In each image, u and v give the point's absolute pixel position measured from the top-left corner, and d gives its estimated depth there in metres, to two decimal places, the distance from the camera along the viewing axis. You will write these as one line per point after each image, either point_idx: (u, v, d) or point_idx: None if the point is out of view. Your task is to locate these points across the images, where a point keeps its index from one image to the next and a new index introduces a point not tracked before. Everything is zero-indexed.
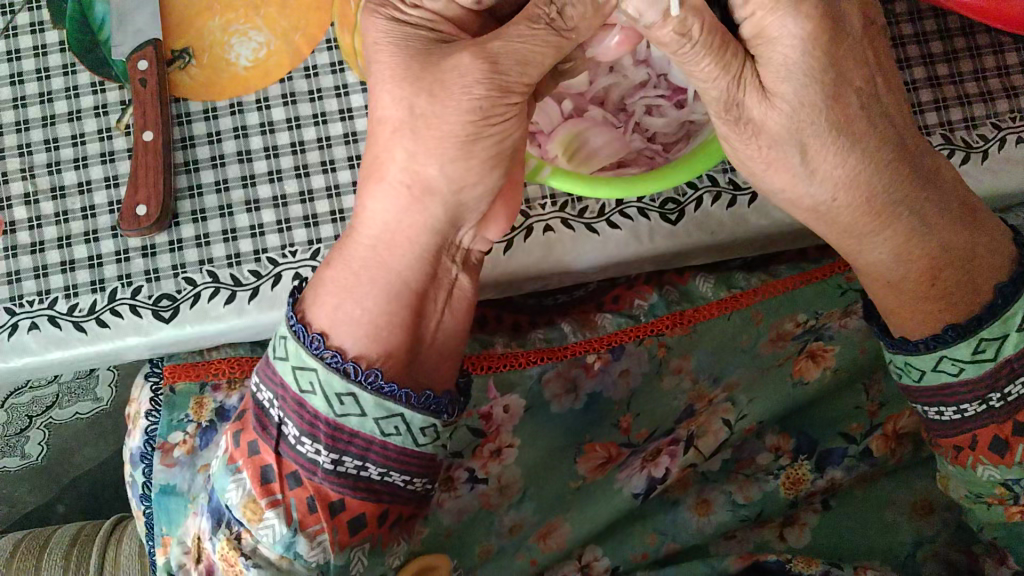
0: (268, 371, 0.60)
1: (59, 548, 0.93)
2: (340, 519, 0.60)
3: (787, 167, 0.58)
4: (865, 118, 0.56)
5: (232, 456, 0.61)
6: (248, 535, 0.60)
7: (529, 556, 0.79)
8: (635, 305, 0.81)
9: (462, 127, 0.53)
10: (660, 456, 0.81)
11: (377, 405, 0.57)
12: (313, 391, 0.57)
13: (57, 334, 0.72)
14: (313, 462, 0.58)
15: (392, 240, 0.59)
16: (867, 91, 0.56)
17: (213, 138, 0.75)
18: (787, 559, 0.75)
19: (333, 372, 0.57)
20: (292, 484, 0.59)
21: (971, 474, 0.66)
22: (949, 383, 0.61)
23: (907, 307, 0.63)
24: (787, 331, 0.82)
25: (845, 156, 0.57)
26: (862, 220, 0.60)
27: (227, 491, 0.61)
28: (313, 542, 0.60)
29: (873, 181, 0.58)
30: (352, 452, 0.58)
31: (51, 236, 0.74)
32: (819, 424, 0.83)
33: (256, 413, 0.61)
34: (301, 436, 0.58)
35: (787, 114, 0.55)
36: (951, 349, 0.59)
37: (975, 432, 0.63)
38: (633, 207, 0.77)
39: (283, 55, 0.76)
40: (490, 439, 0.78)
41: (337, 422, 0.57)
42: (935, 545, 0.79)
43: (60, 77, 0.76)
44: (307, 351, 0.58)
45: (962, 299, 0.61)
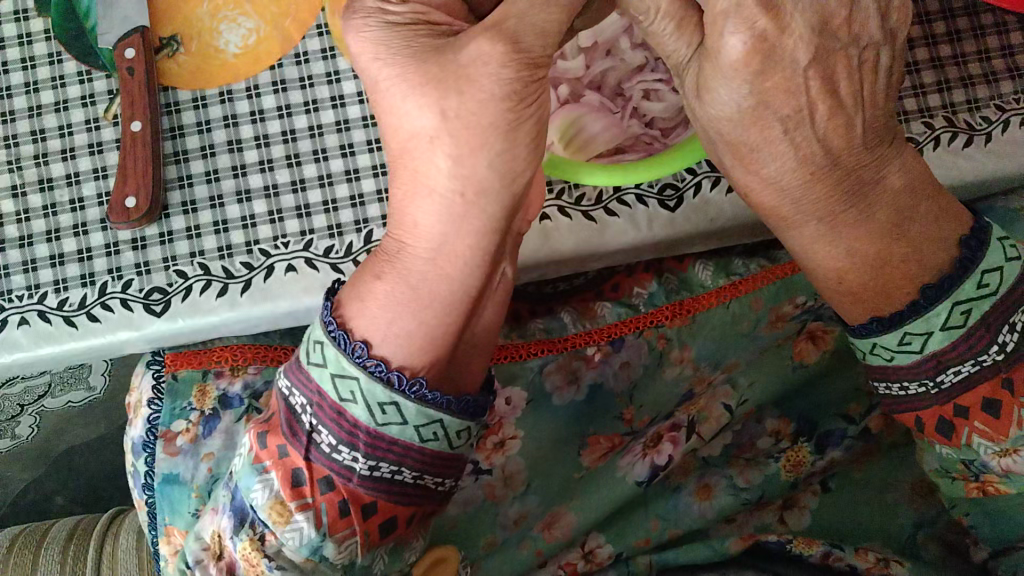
0: (302, 374, 0.58)
1: (56, 541, 0.92)
2: (372, 522, 0.59)
3: (717, 156, 0.60)
4: (783, 138, 0.55)
5: (258, 457, 0.59)
6: (272, 538, 0.58)
7: (534, 547, 0.78)
8: (634, 293, 0.81)
9: (476, 125, 0.52)
10: (662, 443, 0.79)
11: (419, 413, 0.55)
12: (353, 400, 0.55)
13: (47, 329, 0.71)
14: (349, 467, 0.57)
15: (442, 257, 0.57)
16: (794, 118, 0.54)
17: (203, 128, 0.74)
18: (786, 539, 0.76)
19: (376, 381, 0.55)
20: (325, 488, 0.58)
21: (933, 451, 0.64)
22: (884, 366, 0.60)
23: (827, 293, 0.61)
24: (786, 313, 0.81)
25: (756, 164, 0.56)
26: (772, 217, 0.60)
27: (252, 491, 0.58)
28: (341, 545, 0.59)
29: (785, 191, 0.57)
30: (390, 458, 0.57)
31: (39, 230, 0.73)
32: (817, 406, 0.82)
33: (286, 416, 0.58)
34: (337, 444, 0.56)
35: (711, 110, 0.56)
36: (879, 337, 0.59)
37: (919, 413, 0.61)
38: (631, 194, 0.76)
39: (273, 41, 0.75)
40: (493, 431, 0.78)
41: (378, 431, 0.56)
42: (936, 526, 0.78)
43: (45, 67, 0.75)
44: (348, 359, 0.56)
45: (873, 303, 0.59)
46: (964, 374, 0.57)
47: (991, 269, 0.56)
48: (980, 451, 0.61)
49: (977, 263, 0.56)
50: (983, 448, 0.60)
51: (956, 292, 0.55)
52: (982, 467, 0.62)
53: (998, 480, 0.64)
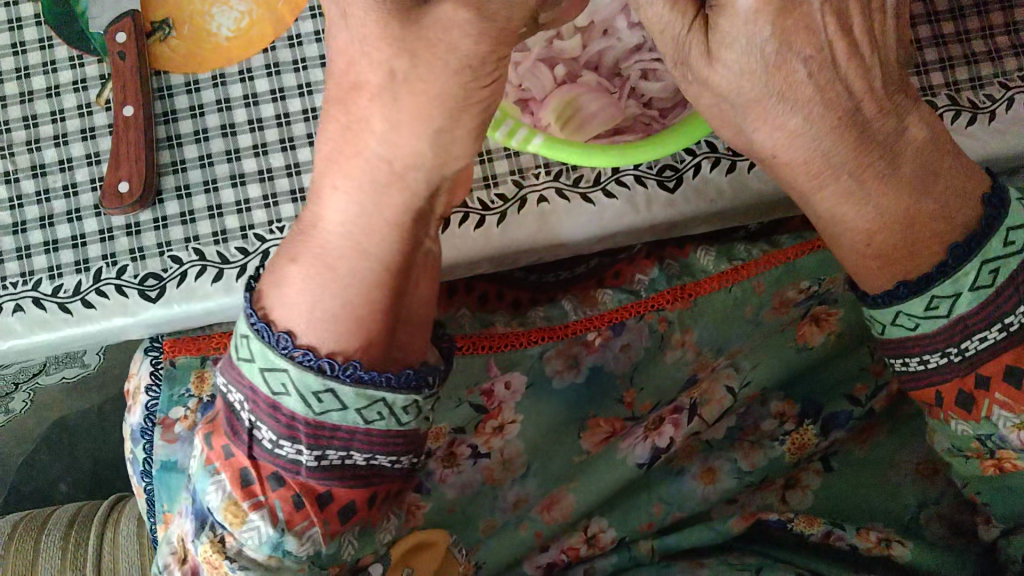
0: (236, 372, 0.56)
1: (57, 528, 0.92)
2: (330, 512, 0.57)
3: (731, 121, 0.56)
4: (811, 86, 0.52)
5: (209, 458, 0.59)
6: (231, 538, 0.57)
7: (533, 528, 0.77)
8: (636, 279, 0.81)
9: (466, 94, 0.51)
10: (663, 425, 0.78)
11: (357, 395, 0.54)
12: (286, 392, 0.54)
13: (42, 316, 0.70)
14: (295, 462, 0.56)
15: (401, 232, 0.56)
16: (820, 60, 0.52)
17: (196, 112, 0.73)
18: (788, 518, 0.76)
19: (306, 370, 0.54)
20: (275, 484, 0.57)
21: (948, 430, 0.63)
22: (905, 338, 0.58)
23: (854, 258, 0.59)
24: (791, 298, 0.81)
25: (783, 118, 0.53)
26: (799, 176, 0.56)
27: (206, 494, 0.58)
28: (303, 538, 0.57)
29: (814, 145, 0.54)
30: (334, 445, 0.55)
31: (33, 216, 0.72)
32: (822, 387, 0.81)
33: (227, 418, 0.58)
34: (278, 440, 0.55)
35: (730, 73, 0.51)
36: (906, 304, 0.57)
37: (938, 388, 0.59)
38: (629, 175, 0.75)
39: (266, 24, 0.74)
40: (490, 416, 0.78)
41: (317, 420, 0.54)
42: (939, 506, 0.77)
43: (36, 52, 0.74)
44: (276, 351, 0.54)
45: (907, 262, 0.57)
46: (990, 341, 0.56)
47: (1016, 226, 0.55)
48: (1000, 425, 0.59)
49: (1002, 220, 0.55)
50: (1002, 421, 0.59)
51: (985, 250, 0.55)
52: (1000, 442, 0.61)
53: (1016, 455, 0.62)
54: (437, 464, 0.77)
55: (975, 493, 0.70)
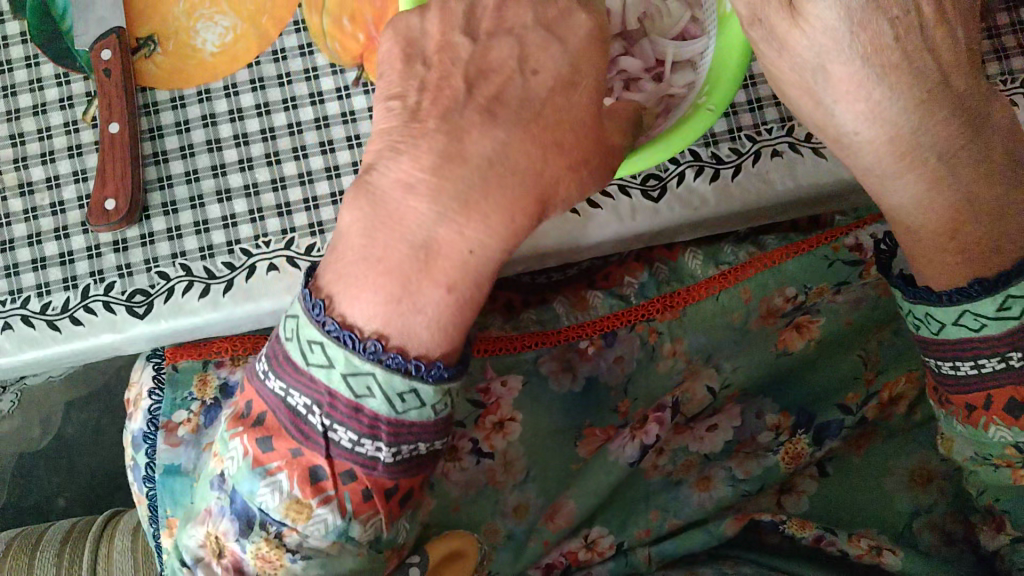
0: (290, 363, 0.55)
1: (51, 545, 0.92)
2: (392, 501, 0.59)
3: (812, 94, 0.59)
4: (897, 49, 0.56)
5: (259, 460, 0.57)
6: (292, 533, 0.58)
7: (541, 538, 0.77)
8: (626, 282, 0.81)
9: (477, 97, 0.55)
10: (648, 424, 0.78)
11: (437, 394, 0.55)
12: (370, 394, 0.54)
13: (30, 334, 0.70)
14: (372, 458, 0.56)
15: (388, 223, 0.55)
16: (903, 21, 0.56)
17: (182, 128, 0.73)
18: (781, 521, 0.77)
19: (393, 372, 0.54)
20: (346, 479, 0.57)
21: (981, 436, 0.63)
22: (969, 339, 0.58)
23: (924, 251, 0.60)
24: (777, 306, 0.80)
25: (866, 86, 0.56)
26: (887, 157, 0.58)
27: (259, 495, 0.57)
28: (366, 525, 0.59)
29: (898, 119, 0.56)
30: (412, 439, 0.56)
31: (21, 234, 0.72)
32: (817, 397, 0.81)
33: (289, 418, 0.56)
34: (359, 438, 0.55)
35: (815, 35, 0.56)
36: (976, 304, 0.56)
37: (991, 392, 0.59)
38: (614, 185, 0.75)
39: (251, 39, 0.74)
40: (490, 412, 0.77)
41: (398, 419, 0.55)
42: (932, 515, 0.78)
43: (23, 70, 0.74)
44: (360, 356, 0.53)
45: (989, 258, 0.57)
46: None
47: None
48: None
49: None
50: (1000, 435, 0.62)
51: None
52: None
53: None
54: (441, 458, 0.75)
55: (993, 501, 0.70)
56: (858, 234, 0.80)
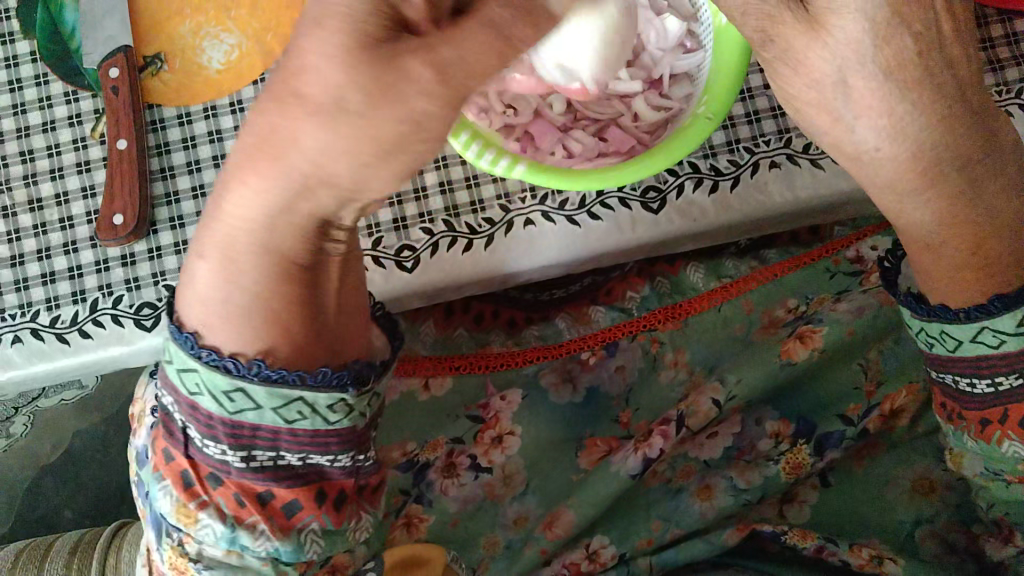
0: (166, 375, 0.57)
1: (59, 557, 0.93)
2: (274, 508, 0.58)
3: (829, 110, 0.52)
4: (919, 65, 0.50)
5: (156, 465, 0.60)
6: (190, 540, 0.59)
7: (538, 546, 0.77)
8: (628, 297, 0.85)
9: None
10: (653, 437, 0.77)
11: (270, 395, 0.53)
12: (201, 392, 0.54)
13: (40, 347, 0.71)
14: (223, 462, 0.56)
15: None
16: (926, 37, 0.49)
17: (189, 143, 0.75)
18: (781, 531, 0.76)
19: (214, 370, 0.53)
20: (215, 484, 0.57)
21: (997, 451, 0.62)
22: (988, 355, 0.56)
23: (939, 269, 0.56)
24: (779, 317, 0.83)
25: (889, 101, 0.50)
26: (906, 175, 0.52)
27: (158, 500, 0.59)
28: (256, 533, 0.58)
29: (922, 134, 0.51)
30: (261, 445, 0.55)
31: (30, 249, 0.74)
32: (816, 406, 0.80)
33: (165, 421, 0.58)
34: (204, 439, 0.55)
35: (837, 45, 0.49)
36: (994, 319, 0.54)
37: (1009, 408, 0.58)
38: (614, 198, 0.76)
39: (255, 57, 0.75)
40: (490, 426, 0.80)
41: (233, 419, 0.54)
42: (935, 525, 0.76)
43: (32, 88, 0.76)
44: (186, 351, 0.54)
45: (1006, 271, 0.55)
46: None
47: None
48: None
49: None
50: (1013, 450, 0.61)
51: None
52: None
53: None
54: (437, 474, 0.78)
55: (1004, 514, 0.70)
56: (857, 246, 0.84)
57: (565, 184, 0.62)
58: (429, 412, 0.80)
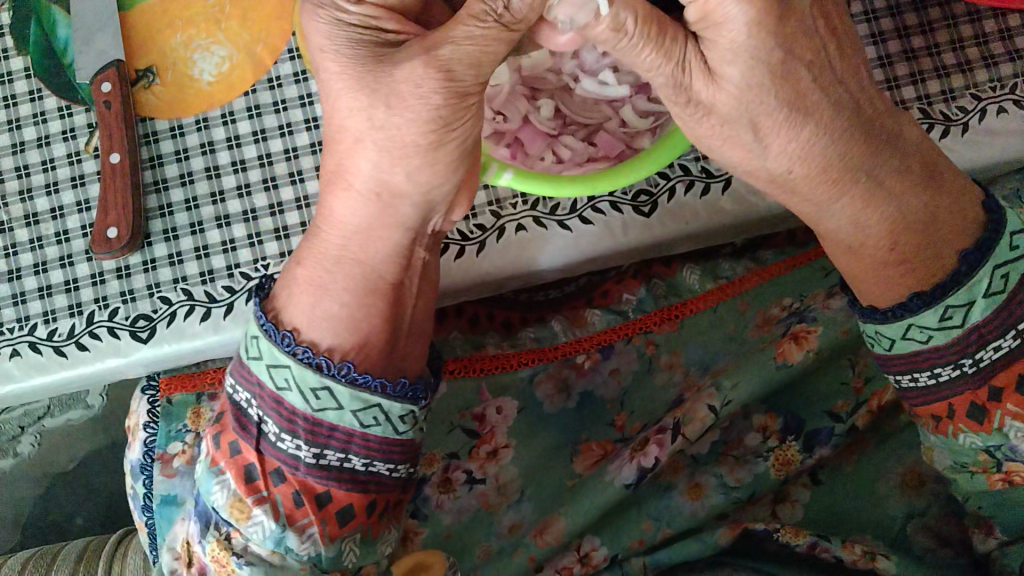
0: (244, 371, 0.60)
1: (65, 563, 0.94)
2: (328, 511, 0.60)
3: (742, 145, 0.55)
4: (818, 89, 0.53)
5: (215, 459, 0.61)
6: (238, 535, 0.60)
7: (527, 553, 0.77)
8: (624, 299, 0.85)
9: (439, 97, 0.49)
10: (648, 445, 0.77)
11: (352, 397, 0.57)
12: (288, 388, 0.57)
13: (38, 360, 0.72)
14: (295, 457, 0.58)
15: (367, 238, 0.59)
16: (817, 62, 0.52)
17: (181, 156, 0.75)
18: (774, 529, 0.75)
19: (305, 367, 0.57)
20: (278, 480, 0.59)
21: (952, 443, 0.62)
22: (919, 352, 0.58)
23: (868, 270, 0.60)
24: (773, 315, 0.84)
25: (795, 130, 0.54)
26: (820, 187, 0.57)
27: (212, 493, 0.60)
28: (303, 535, 0.60)
29: (826, 150, 0.55)
30: (333, 445, 0.58)
31: (27, 263, 0.74)
32: (806, 402, 0.80)
33: (235, 414, 0.61)
34: (280, 433, 0.58)
35: (731, 93, 0.51)
36: (918, 317, 0.57)
37: (950, 399, 0.59)
38: (605, 202, 0.76)
39: (247, 68, 0.76)
40: (485, 440, 0.80)
41: (315, 416, 0.57)
42: (927, 518, 0.76)
43: (27, 104, 0.76)
44: (279, 348, 0.58)
45: (930, 263, 0.58)
46: (1003, 350, 0.57)
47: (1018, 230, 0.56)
48: (1011, 435, 0.59)
49: (1006, 225, 0.56)
50: (968, 443, 0.61)
51: (996, 254, 0.55)
52: (1010, 454, 0.61)
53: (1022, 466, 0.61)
54: (433, 489, 0.78)
55: (978, 509, 0.68)
56: None
57: (530, 187, 0.62)
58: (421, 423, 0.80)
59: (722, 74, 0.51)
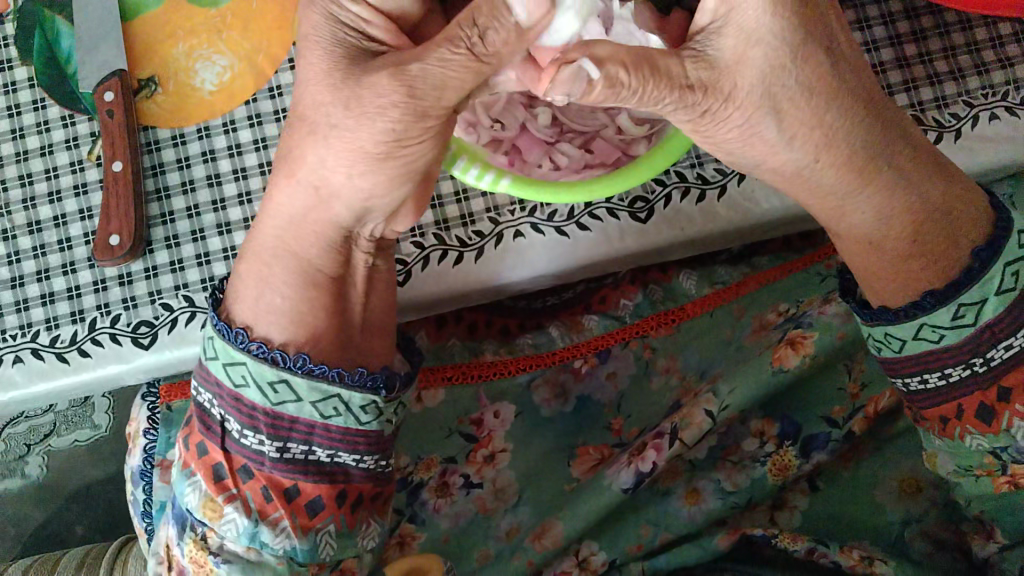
0: (205, 372, 0.61)
1: (68, 570, 0.94)
2: (297, 504, 0.61)
3: (765, 138, 0.54)
4: (839, 78, 0.53)
5: (185, 461, 0.63)
6: (213, 533, 0.61)
7: (524, 558, 0.78)
8: (621, 305, 0.86)
9: (398, 111, 0.49)
10: (647, 449, 0.77)
11: (311, 388, 0.58)
12: (246, 384, 0.59)
13: (40, 366, 0.73)
14: (259, 452, 0.60)
15: (325, 238, 0.60)
16: (836, 51, 0.52)
17: (183, 164, 0.76)
18: (772, 534, 0.75)
19: (262, 363, 0.58)
20: (244, 477, 0.60)
21: (960, 446, 0.63)
22: (931, 351, 0.59)
23: (885, 269, 0.61)
24: (769, 321, 0.85)
25: (820, 118, 0.54)
26: (843, 179, 0.57)
27: (185, 495, 0.61)
28: (276, 529, 0.60)
29: (848, 140, 0.55)
30: (296, 438, 0.59)
31: (30, 270, 0.75)
32: (803, 407, 0.81)
33: (199, 415, 0.62)
34: (243, 429, 0.59)
35: (758, 77, 0.50)
36: (931, 316, 0.58)
37: (960, 400, 0.60)
38: (602, 208, 0.77)
39: (248, 77, 0.77)
40: (482, 444, 0.81)
41: (275, 410, 0.58)
42: (924, 524, 0.76)
43: (30, 113, 0.77)
44: (234, 347, 0.60)
45: (947, 255, 0.59)
46: (1015, 348, 0.58)
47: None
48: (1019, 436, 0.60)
49: (1014, 222, 0.58)
50: (976, 445, 0.62)
51: (1007, 249, 0.57)
52: (1017, 455, 0.61)
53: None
54: (431, 493, 0.79)
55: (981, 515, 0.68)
56: None
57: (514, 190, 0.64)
58: (418, 428, 0.80)
59: (746, 61, 0.50)
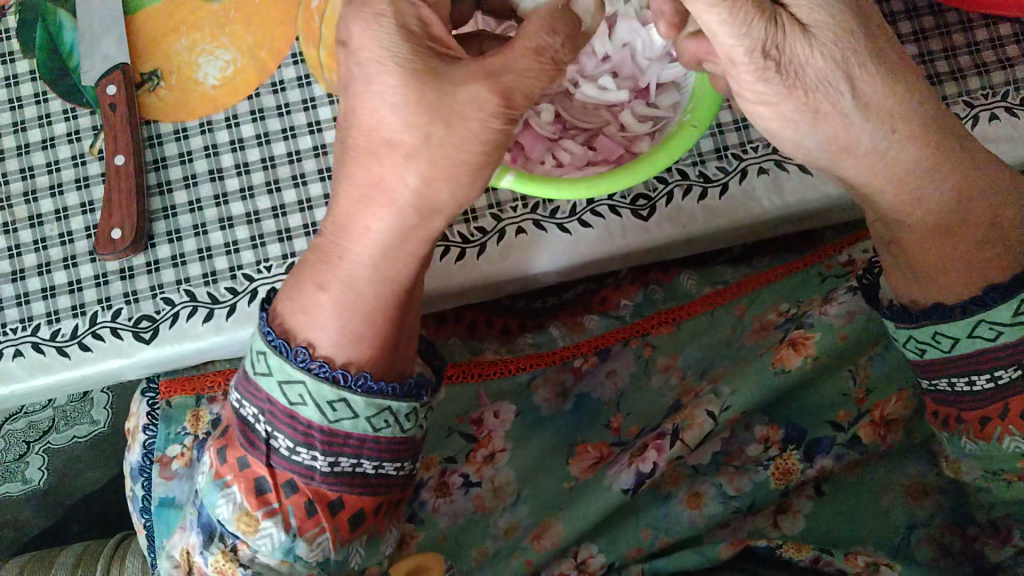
0: (253, 388, 0.60)
1: (62, 567, 0.94)
2: (339, 518, 0.61)
3: (835, 116, 0.56)
4: (898, 68, 0.57)
5: (220, 472, 0.62)
6: (244, 546, 0.60)
7: (524, 557, 0.77)
8: (621, 305, 0.88)
9: (464, 106, 0.51)
10: (648, 450, 0.77)
11: (368, 405, 0.58)
12: (303, 403, 0.58)
13: (41, 360, 0.73)
14: (309, 467, 0.59)
15: (375, 251, 0.59)
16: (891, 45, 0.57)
17: (185, 159, 0.76)
18: (777, 545, 0.74)
19: (321, 381, 0.58)
20: (288, 492, 0.60)
21: (997, 449, 0.63)
22: (985, 350, 0.59)
23: (949, 265, 0.62)
24: (770, 321, 0.84)
25: (886, 100, 0.57)
26: (910, 169, 0.59)
27: (217, 507, 0.61)
28: (313, 543, 0.61)
29: (917, 127, 0.58)
30: (347, 453, 0.59)
31: (31, 264, 0.75)
32: (806, 412, 0.81)
33: (241, 430, 0.61)
34: (294, 446, 0.59)
35: (815, 56, 0.54)
36: (991, 312, 0.58)
37: (1008, 401, 0.60)
38: (604, 206, 0.77)
39: (250, 72, 0.77)
40: (482, 444, 0.81)
41: (331, 428, 0.58)
42: (930, 529, 0.76)
43: (32, 107, 0.77)
44: (291, 364, 0.58)
45: (1011, 250, 0.61)
46: None
47: None
48: None
49: None
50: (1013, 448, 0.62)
51: None
52: None
53: None
54: (430, 493, 0.79)
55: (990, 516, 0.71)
56: (848, 252, 0.85)
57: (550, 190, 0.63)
58: None
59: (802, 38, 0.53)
